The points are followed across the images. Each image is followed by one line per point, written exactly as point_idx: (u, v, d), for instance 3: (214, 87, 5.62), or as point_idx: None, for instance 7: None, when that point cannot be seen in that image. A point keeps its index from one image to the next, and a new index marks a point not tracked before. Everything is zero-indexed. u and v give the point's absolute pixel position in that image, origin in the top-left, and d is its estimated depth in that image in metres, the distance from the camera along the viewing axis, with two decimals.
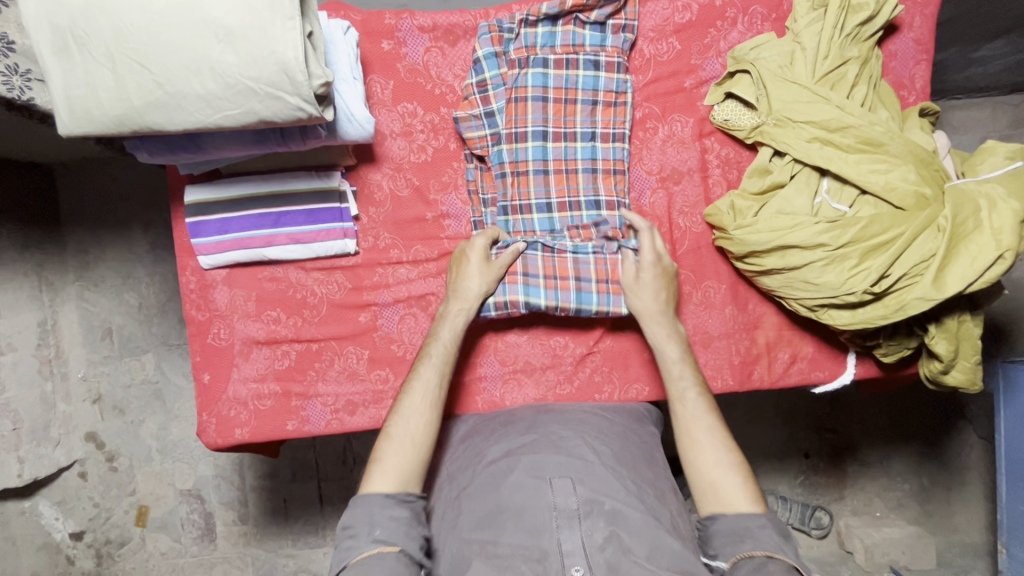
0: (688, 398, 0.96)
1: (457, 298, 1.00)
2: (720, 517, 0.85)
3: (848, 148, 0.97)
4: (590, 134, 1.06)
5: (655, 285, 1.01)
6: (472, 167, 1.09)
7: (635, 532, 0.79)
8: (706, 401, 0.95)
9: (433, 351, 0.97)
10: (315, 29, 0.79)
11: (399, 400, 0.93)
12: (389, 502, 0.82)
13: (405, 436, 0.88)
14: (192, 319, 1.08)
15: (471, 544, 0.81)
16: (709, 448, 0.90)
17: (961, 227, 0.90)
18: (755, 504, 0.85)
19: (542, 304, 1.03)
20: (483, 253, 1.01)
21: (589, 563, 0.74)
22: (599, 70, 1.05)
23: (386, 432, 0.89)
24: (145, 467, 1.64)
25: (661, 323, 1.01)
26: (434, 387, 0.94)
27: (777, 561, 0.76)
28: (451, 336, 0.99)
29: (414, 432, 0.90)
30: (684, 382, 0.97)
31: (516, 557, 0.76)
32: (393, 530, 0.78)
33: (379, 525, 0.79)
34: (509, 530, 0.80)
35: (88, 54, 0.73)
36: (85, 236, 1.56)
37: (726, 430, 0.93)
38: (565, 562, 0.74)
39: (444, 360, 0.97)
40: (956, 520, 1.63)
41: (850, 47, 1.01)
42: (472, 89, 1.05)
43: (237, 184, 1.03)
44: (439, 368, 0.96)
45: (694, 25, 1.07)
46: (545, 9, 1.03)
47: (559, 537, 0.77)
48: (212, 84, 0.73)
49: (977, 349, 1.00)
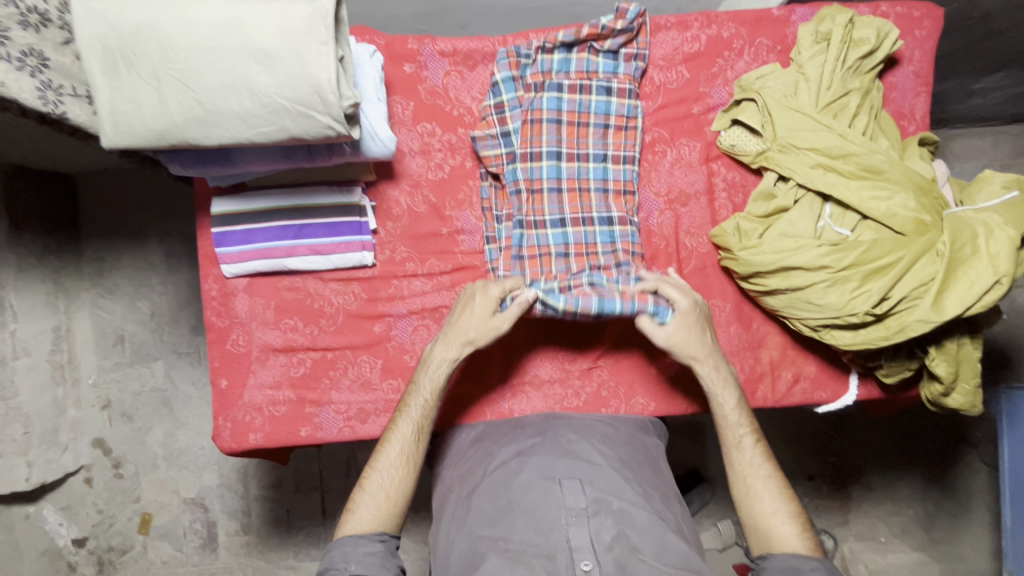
0: (745, 446, 0.98)
1: (453, 337, 0.99)
2: (770, 557, 0.91)
3: (850, 175, 1.01)
4: (601, 155, 1.11)
5: (695, 333, 0.99)
6: (486, 186, 1.13)
7: (641, 531, 0.83)
8: (764, 451, 0.98)
9: (418, 398, 0.98)
10: (346, 54, 0.83)
11: (379, 448, 0.96)
12: (363, 540, 0.89)
13: (379, 488, 0.93)
14: (212, 325, 1.11)
15: (482, 540, 0.84)
16: (765, 498, 0.94)
17: (959, 252, 0.92)
18: (811, 550, 0.90)
19: (560, 305, 1.00)
20: (493, 305, 0.99)
21: (597, 559, 0.78)
22: (611, 96, 1.10)
23: (361, 484, 0.94)
24: (151, 475, 1.66)
25: (719, 371, 1.00)
26: (411, 441, 0.96)
27: None
28: (439, 386, 0.99)
29: (404, 470, 0.95)
30: (741, 428, 0.99)
31: (529, 553, 0.80)
32: (367, 563, 0.86)
33: (355, 560, 0.86)
34: (520, 527, 0.84)
35: (135, 73, 0.78)
36: (102, 244, 1.61)
37: (781, 475, 0.97)
38: (574, 557, 0.79)
39: (424, 413, 0.97)
40: (961, 548, 1.60)
41: (851, 79, 1.05)
42: (490, 110, 1.09)
43: (261, 197, 1.07)
44: (417, 421, 0.97)
45: (702, 55, 1.12)
46: (561, 37, 1.07)
47: (569, 533, 0.81)
48: (249, 103, 0.78)
49: (976, 372, 1.02)
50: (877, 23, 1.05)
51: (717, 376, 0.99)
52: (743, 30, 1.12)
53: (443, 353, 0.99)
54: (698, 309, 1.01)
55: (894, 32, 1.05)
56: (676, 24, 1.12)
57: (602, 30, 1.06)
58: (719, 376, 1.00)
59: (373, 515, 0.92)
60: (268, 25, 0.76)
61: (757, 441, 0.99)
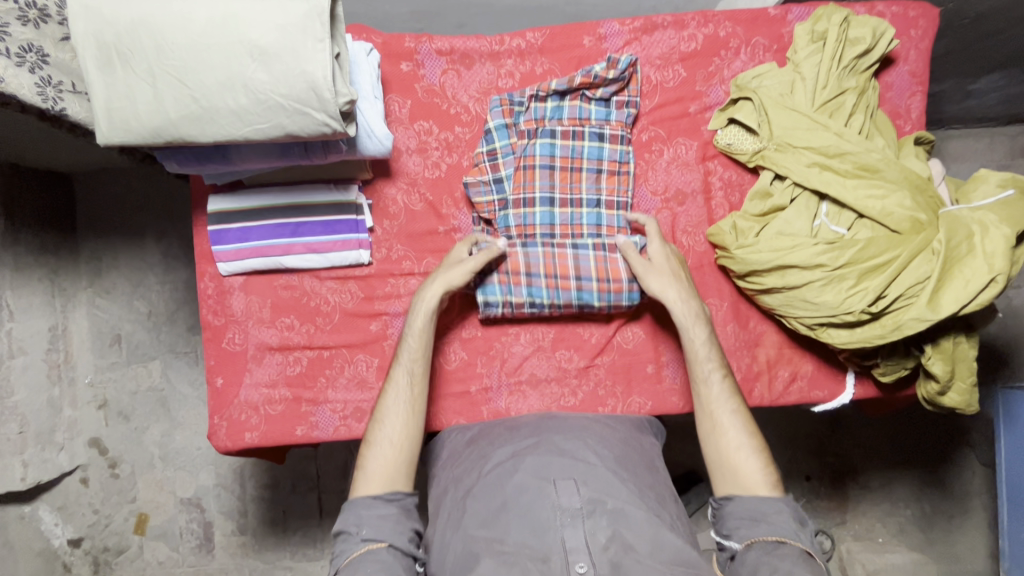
0: (712, 381, 0.98)
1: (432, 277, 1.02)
2: (735, 498, 0.92)
3: (846, 173, 1.01)
4: (595, 202, 1.10)
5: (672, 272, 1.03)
6: (479, 230, 1.13)
7: (636, 529, 0.83)
8: (731, 385, 0.99)
9: (406, 348, 0.99)
10: (342, 51, 0.83)
11: (379, 402, 0.97)
12: (374, 502, 0.89)
13: (386, 442, 0.94)
14: (208, 323, 1.11)
15: (476, 541, 0.84)
16: (731, 432, 0.95)
17: (955, 251, 0.93)
18: (773, 488, 0.92)
19: (540, 253, 1.08)
20: (460, 258, 1.04)
21: (592, 560, 0.79)
22: (603, 142, 1.10)
23: (368, 440, 0.94)
24: (147, 474, 1.66)
25: (690, 307, 1.01)
26: (405, 389, 0.97)
27: (788, 546, 0.84)
28: (421, 333, 1.00)
29: (408, 422, 0.95)
30: (709, 364, 0.99)
31: (523, 555, 0.80)
32: (379, 527, 0.86)
33: (367, 524, 0.87)
34: (515, 528, 0.84)
35: (130, 70, 0.78)
36: (99, 243, 1.61)
37: (747, 410, 0.98)
38: (569, 559, 0.79)
39: (413, 359, 0.99)
40: (957, 548, 1.65)
41: (848, 78, 1.06)
42: (483, 157, 1.10)
43: (258, 195, 1.07)
44: (408, 367, 0.98)
45: (699, 54, 1.12)
46: (554, 86, 1.08)
47: (563, 535, 0.81)
48: (244, 100, 0.78)
49: (972, 371, 1.03)
50: (873, 22, 1.05)
51: (690, 313, 1.01)
52: (739, 30, 1.12)
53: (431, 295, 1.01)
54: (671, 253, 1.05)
55: (891, 31, 1.05)
56: (672, 24, 1.11)
57: (594, 79, 1.07)
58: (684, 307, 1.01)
59: (383, 473, 0.92)
60: (263, 22, 0.76)
61: (724, 376, 0.99)
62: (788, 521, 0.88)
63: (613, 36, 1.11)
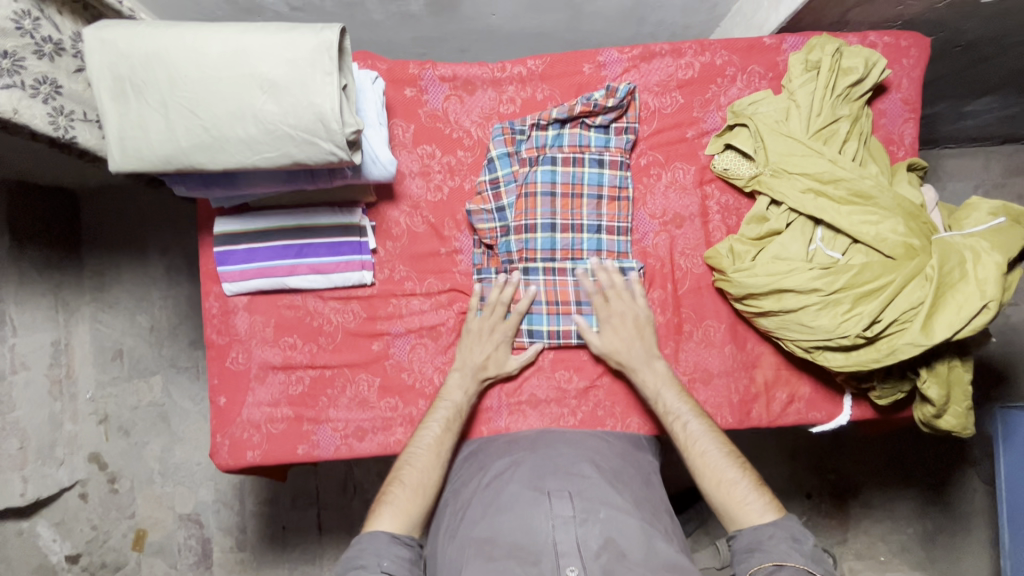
0: (682, 425, 1.01)
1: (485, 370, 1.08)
2: (737, 534, 0.92)
3: (841, 200, 1.03)
4: (595, 226, 1.12)
5: (627, 341, 1.07)
6: (479, 253, 1.14)
7: (628, 535, 0.85)
8: (702, 424, 1.01)
9: (441, 410, 1.04)
10: (349, 82, 0.86)
11: (408, 447, 1.01)
12: (393, 540, 0.89)
13: (414, 484, 0.96)
14: (212, 343, 1.12)
15: (470, 543, 0.86)
16: (712, 470, 0.97)
17: (948, 276, 0.94)
18: (771, 512, 0.92)
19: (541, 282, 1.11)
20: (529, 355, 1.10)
21: (583, 565, 0.80)
22: (603, 168, 1.12)
23: (397, 477, 0.97)
24: (146, 490, 1.66)
25: (643, 367, 1.06)
26: (442, 442, 1.01)
27: (785, 569, 0.84)
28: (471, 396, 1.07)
29: (435, 469, 0.99)
30: (676, 411, 1.02)
31: (514, 556, 0.82)
32: (398, 565, 0.86)
33: (387, 557, 0.87)
34: (506, 530, 0.86)
35: (143, 101, 0.81)
36: (103, 258, 1.63)
37: (727, 444, 0.99)
38: (560, 563, 0.80)
39: (453, 414, 1.04)
40: (962, 566, 1.64)
41: (841, 106, 1.08)
42: (485, 185, 1.12)
43: (264, 218, 1.09)
44: (445, 421, 1.03)
45: (695, 82, 1.15)
46: (555, 115, 1.10)
47: (556, 537, 0.83)
48: (253, 129, 0.80)
49: (967, 394, 1.04)
50: (865, 53, 1.08)
51: (653, 376, 1.06)
52: (735, 58, 1.15)
53: (459, 385, 1.06)
54: (640, 321, 1.08)
55: (882, 61, 1.08)
56: (670, 52, 1.14)
57: (593, 107, 1.09)
58: (654, 373, 1.06)
59: (400, 514, 0.93)
60: (273, 56, 0.79)
61: (697, 417, 1.01)
62: (784, 544, 0.87)
63: (612, 63, 1.14)
